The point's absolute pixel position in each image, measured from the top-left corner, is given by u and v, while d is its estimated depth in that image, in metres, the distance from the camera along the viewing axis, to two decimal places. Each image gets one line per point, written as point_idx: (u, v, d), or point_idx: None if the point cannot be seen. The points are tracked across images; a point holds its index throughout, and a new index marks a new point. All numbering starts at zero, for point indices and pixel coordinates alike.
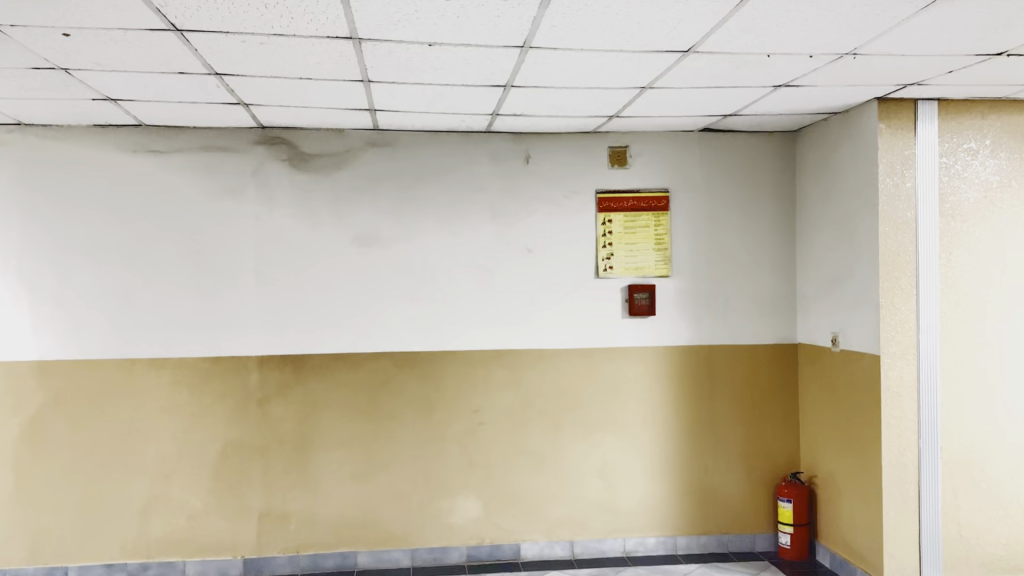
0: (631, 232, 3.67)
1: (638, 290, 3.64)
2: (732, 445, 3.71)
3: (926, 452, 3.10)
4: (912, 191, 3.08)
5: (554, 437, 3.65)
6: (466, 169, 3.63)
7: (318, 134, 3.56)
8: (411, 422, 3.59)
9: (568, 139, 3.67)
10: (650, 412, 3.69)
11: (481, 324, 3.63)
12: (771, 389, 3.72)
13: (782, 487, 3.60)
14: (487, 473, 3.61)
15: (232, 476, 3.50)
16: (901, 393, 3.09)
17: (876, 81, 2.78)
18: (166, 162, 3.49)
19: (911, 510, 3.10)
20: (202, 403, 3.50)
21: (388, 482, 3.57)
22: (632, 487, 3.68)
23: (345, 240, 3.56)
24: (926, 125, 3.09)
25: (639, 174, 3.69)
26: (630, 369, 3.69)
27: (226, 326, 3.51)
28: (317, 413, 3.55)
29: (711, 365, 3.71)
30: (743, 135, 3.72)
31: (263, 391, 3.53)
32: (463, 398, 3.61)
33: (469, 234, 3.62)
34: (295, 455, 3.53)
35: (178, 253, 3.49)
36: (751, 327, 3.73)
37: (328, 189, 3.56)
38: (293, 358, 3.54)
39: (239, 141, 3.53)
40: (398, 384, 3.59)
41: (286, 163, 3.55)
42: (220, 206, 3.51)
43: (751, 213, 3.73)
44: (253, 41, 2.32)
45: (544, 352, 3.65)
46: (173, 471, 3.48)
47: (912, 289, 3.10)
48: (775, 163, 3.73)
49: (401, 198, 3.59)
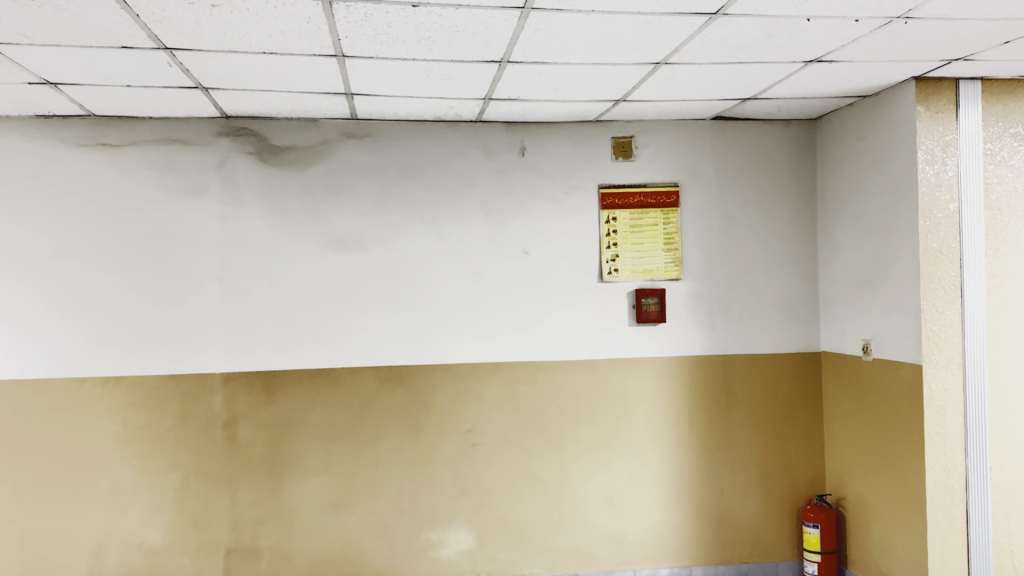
0: (638, 231, 3.33)
1: (647, 295, 3.29)
2: (751, 465, 3.37)
3: (973, 472, 2.77)
4: (954, 181, 2.76)
5: (555, 458, 3.29)
6: (455, 163, 3.28)
7: (288, 124, 3.20)
8: (396, 443, 3.22)
9: (567, 129, 3.32)
10: (661, 429, 3.35)
11: (473, 334, 3.27)
12: (793, 403, 3.38)
13: (808, 510, 3.26)
14: (482, 499, 3.25)
15: (197, 508, 3.12)
16: (946, 407, 2.75)
17: (921, 53, 2.45)
18: (119, 157, 3.11)
19: (959, 538, 2.76)
20: (162, 427, 3.11)
21: (371, 512, 3.19)
22: (642, 514, 3.32)
23: (320, 242, 3.19)
24: (968, 108, 2.78)
25: (646, 167, 3.35)
26: (638, 382, 3.34)
27: (187, 339, 3.13)
28: (291, 436, 3.18)
29: (728, 378, 3.37)
30: (759, 123, 3.39)
31: (230, 412, 3.15)
32: (454, 417, 3.25)
33: (458, 234, 3.27)
34: (267, 483, 3.16)
35: (133, 258, 3.11)
36: (770, 334, 3.39)
37: (300, 185, 3.19)
38: (262, 375, 3.17)
39: (200, 133, 3.16)
40: (381, 401, 3.22)
41: (253, 156, 3.18)
42: (179, 205, 3.14)
43: (769, 208, 3.40)
44: (204, 2, 1.96)
45: (542, 365, 3.30)
46: (129, 503, 3.09)
47: (957, 290, 2.77)
48: (794, 154, 3.40)
49: (382, 196, 3.23)
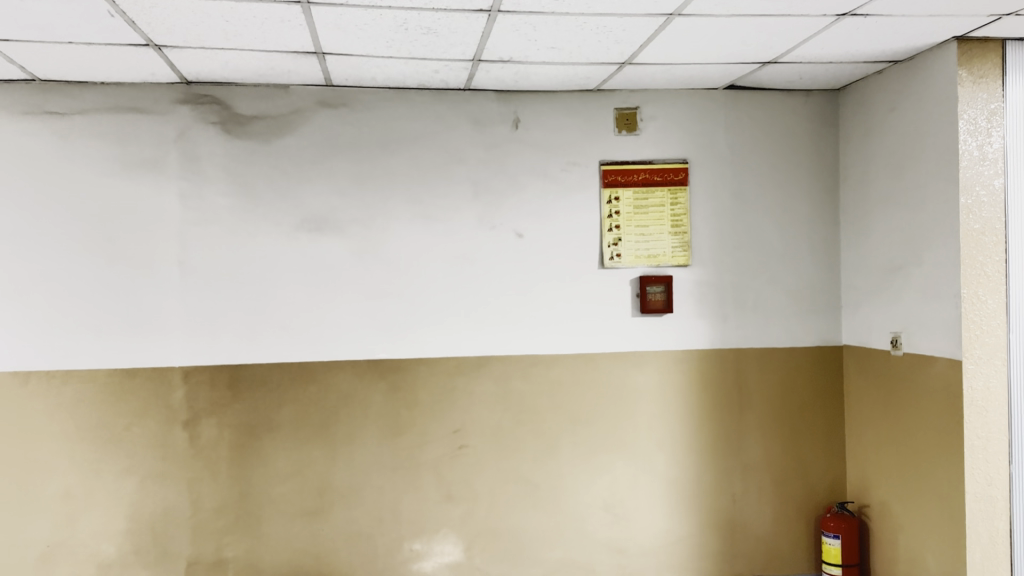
0: (642, 212, 3.02)
1: (652, 283, 2.98)
2: (765, 470, 3.08)
3: (1018, 480, 2.47)
4: (1000, 154, 2.46)
5: (550, 463, 2.99)
6: (441, 135, 2.97)
7: (256, 90, 2.88)
8: (375, 445, 2.92)
9: (565, 99, 3.01)
10: (667, 429, 3.05)
11: (461, 324, 2.96)
12: (812, 402, 3.09)
13: (827, 519, 2.96)
14: (469, 507, 2.95)
15: (155, 516, 2.82)
16: (989, 408, 2.46)
17: (971, 6, 2.14)
18: (66, 126, 2.79)
19: (1001, 555, 2.46)
20: (114, 427, 2.81)
21: (348, 521, 2.90)
22: (646, 523, 3.03)
23: (292, 222, 2.89)
24: (1017, 72, 2.48)
25: (653, 141, 3.04)
26: (643, 379, 3.04)
27: (144, 330, 2.83)
28: (259, 437, 2.88)
29: (741, 374, 3.07)
30: (776, 94, 3.09)
31: (191, 411, 2.84)
32: (440, 417, 2.95)
33: (444, 215, 2.96)
34: (232, 489, 2.86)
35: (83, 240, 2.80)
36: (787, 327, 3.09)
37: (269, 159, 2.88)
38: (227, 370, 2.86)
39: (157, 100, 2.84)
40: (359, 399, 2.91)
41: (216, 127, 2.87)
42: (134, 180, 2.83)
43: (787, 188, 3.09)
44: None
45: (537, 360, 2.99)
46: (79, 511, 2.79)
47: (1002, 277, 2.47)
48: (815, 129, 3.10)
49: (361, 171, 2.92)
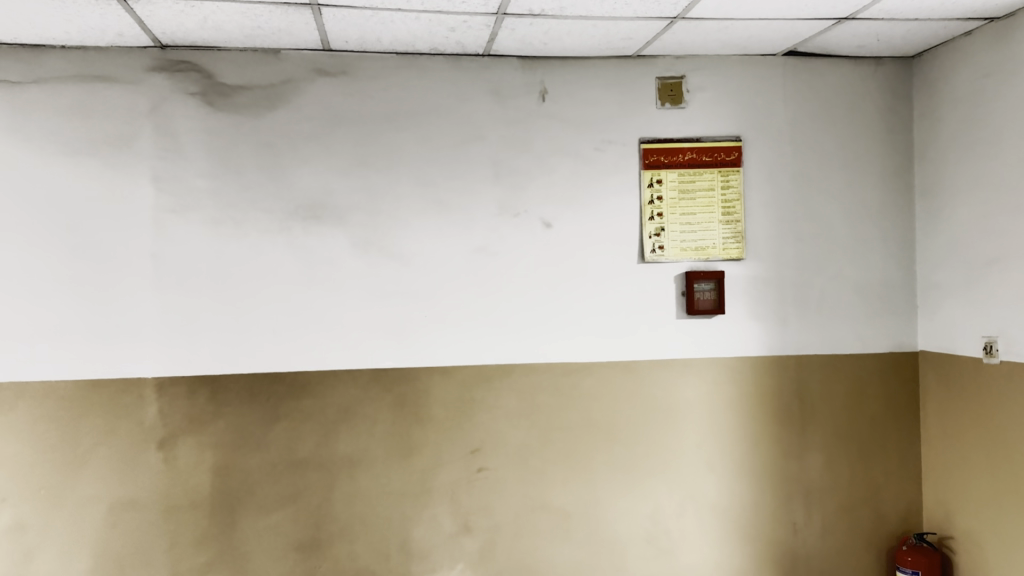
0: (688, 197, 2.63)
1: (700, 280, 2.59)
2: (831, 496, 2.67)
3: None
4: None
5: (583, 488, 2.59)
6: (458, 109, 2.57)
7: (243, 56, 2.49)
8: (381, 468, 2.52)
9: (600, 67, 2.61)
10: (718, 450, 2.65)
11: (481, 328, 2.57)
12: (884, 417, 2.68)
13: (903, 552, 2.54)
14: (490, 540, 2.55)
15: (124, 551, 2.42)
16: None
17: None
18: (21, 96, 2.40)
19: None
20: (77, 448, 2.41)
21: (349, 557, 2.50)
22: (694, 559, 2.62)
23: (286, 209, 2.49)
24: None
25: (700, 116, 2.64)
26: (689, 391, 2.64)
27: (112, 334, 2.43)
28: (246, 459, 2.48)
29: (802, 384, 2.67)
30: (842, 62, 2.69)
31: (166, 429, 2.45)
32: (454, 435, 2.55)
33: (461, 201, 2.57)
34: (215, 520, 2.46)
35: (41, 229, 2.41)
36: (855, 330, 2.69)
37: (259, 136, 2.49)
38: (209, 380, 2.47)
39: (127, 67, 2.45)
40: (362, 415, 2.51)
41: (196, 98, 2.47)
42: (101, 160, 2.43)
43: (855, 170, 2.69)
44: None
45: (567, 369, 2.59)
46: (38, 546, 2.39)
47: None
48: (885, 102, 2.70)
49: (365, 150, 2.53)
